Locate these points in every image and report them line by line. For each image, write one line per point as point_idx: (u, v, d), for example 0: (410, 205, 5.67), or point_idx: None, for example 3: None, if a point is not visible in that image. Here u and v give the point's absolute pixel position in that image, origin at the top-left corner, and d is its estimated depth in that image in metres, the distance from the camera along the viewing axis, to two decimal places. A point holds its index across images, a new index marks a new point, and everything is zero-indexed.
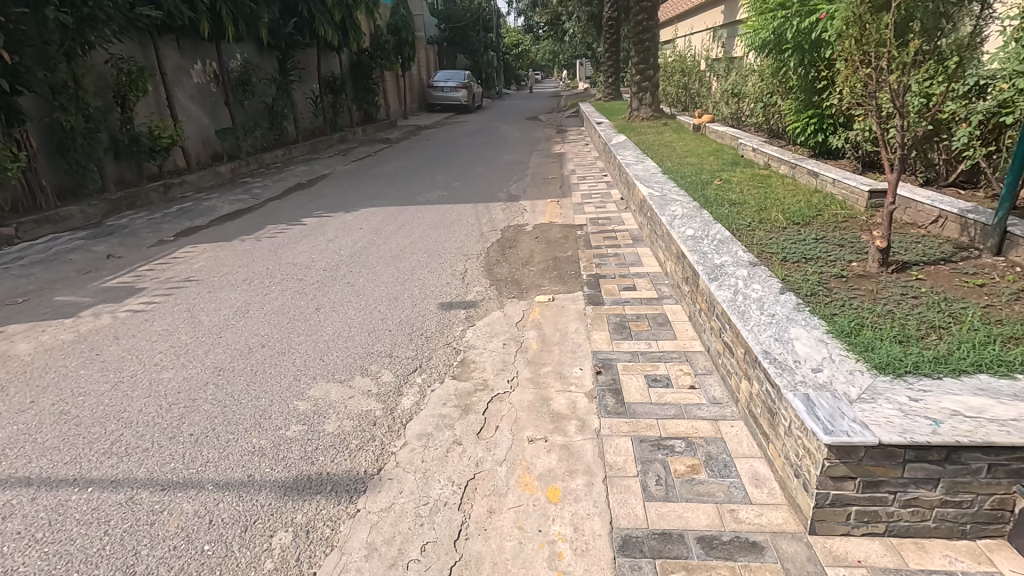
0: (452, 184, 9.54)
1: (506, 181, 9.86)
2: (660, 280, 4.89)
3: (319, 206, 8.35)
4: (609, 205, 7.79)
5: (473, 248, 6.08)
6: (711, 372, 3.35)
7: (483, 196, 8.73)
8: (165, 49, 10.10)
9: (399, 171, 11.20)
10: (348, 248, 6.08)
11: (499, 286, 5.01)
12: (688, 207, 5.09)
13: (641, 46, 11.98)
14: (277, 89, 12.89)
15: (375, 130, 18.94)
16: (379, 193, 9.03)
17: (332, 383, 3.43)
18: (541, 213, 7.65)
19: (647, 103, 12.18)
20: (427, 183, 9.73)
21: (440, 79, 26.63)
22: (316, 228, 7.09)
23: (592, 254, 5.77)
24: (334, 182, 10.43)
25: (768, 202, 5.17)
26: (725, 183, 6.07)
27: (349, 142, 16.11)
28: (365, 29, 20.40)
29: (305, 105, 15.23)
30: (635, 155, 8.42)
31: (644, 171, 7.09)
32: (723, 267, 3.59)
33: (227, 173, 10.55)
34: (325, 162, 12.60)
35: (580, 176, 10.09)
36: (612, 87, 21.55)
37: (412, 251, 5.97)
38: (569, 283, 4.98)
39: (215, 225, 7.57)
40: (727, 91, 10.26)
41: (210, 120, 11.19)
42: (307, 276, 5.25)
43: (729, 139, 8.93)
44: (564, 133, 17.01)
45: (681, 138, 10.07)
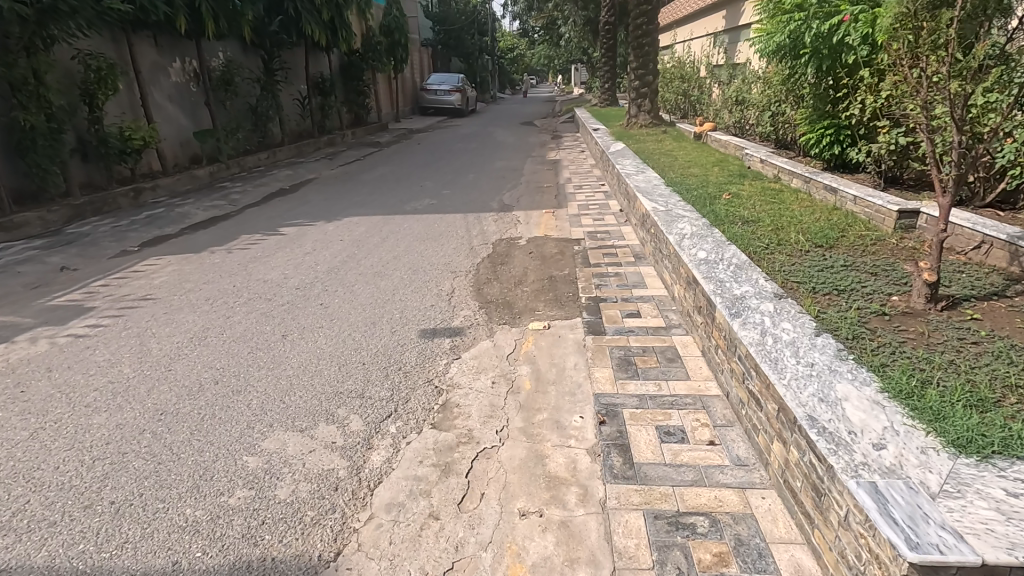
0: (442, 192, 9.06)
1: (499, 189, 9.39)
2: (667, 306, 4.42)
3: (300, 214, 7.84)
4: (607, 217, 7.34)
5: (462, 264, 5.61)
6: (732, 424, 2.89)
7: (474, 205, 8.26)
8: (140, 46, 9.58)
9: (387, 177, 10.70)
10: (326, 263, 5.59)
11: (489, 310, 4.53)
12: (697, 225, 4.65)
13: (640, 52, 11.57)
14: (262, 89, 12.38)
15: (366, 133, 18.44)
16: (364, 201, 8.53)
17: (291, 433, 2.93)
18: (535, 225, 7.18)
19: (645, 109, 11.76)
20: (415, 191, 9.24)
21: (434, 82, 26.16)
22: (294, 239, 6.58)
23: (591, 273, 5.31)
24: (318, 188, 9.91)
25: (784, 220, 4.73)
26: (734, 198, 5.63)
27: (337, 145, 15.61)
28: (356, 30, 19.91)
29: (292, 106, 14.72)
30: (635, 164, 7.98)
31: (646, 182, 6.64)
32: (745, 300, 3.14)
33: (205, 177, 10.02)
34: (310, 166, 12.09)
35: (576, 185, 9.66)
36: (608, 93, 21.18)
37: (395, 267, 5.49)
38: (567, 308, 4.51)
39: (186, 234, 7.06)
40: (730, 99, 9.86)
41: (189, 121, 10.67)
42: (277, 296, 4.76)
43: (733, 149, 8.50)
44: (559, 139, 16.59)
45: (681, 147, 9.65)
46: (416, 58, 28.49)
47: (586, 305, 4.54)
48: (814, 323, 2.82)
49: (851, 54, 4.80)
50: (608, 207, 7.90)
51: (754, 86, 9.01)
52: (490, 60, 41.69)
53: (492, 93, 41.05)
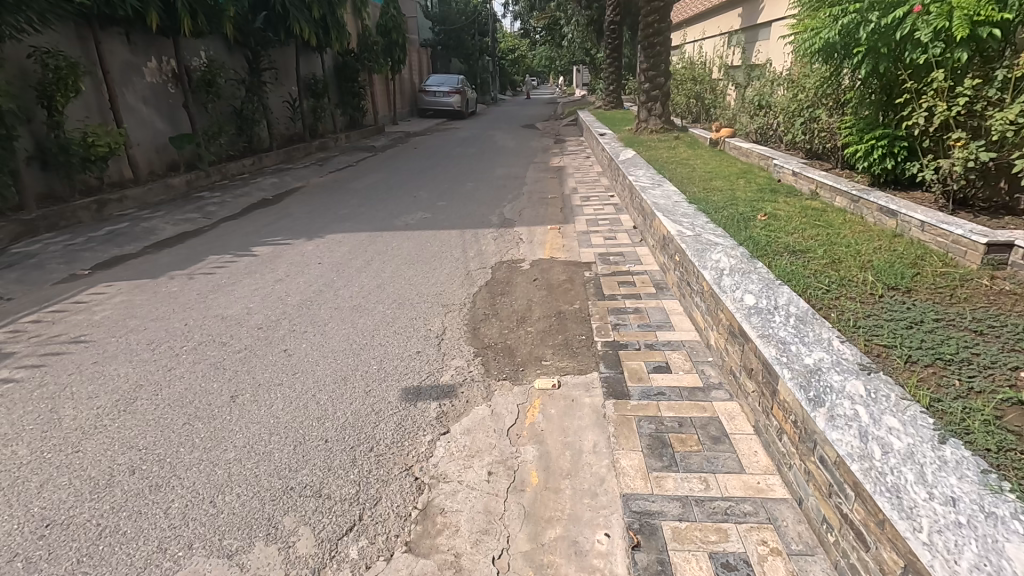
0: (437, 204, 8.30)
1: (499, 201, 8.63)
2: (702, 357, 3.65)
3: (279, 230, 7.08)
4: (619, 235, 6.58)
5: (455, 296, 4.84)
6: (813, 552, 2.13)
7: (472, 220, 7.49)
8: (110, 44, 8.85)
9: (378, 186, 9.94)
10: (298, 294, 4.83)
11: (487, 360, 3.77)
12: (737, 257, 3.89)
13: (651, 52, 10.80)
14: (247, 91, 11.63)
15: (360, 136, 17.70)
16: (351, 215, 7.77)
17: (214, 560, 2.18)
18: (539, 245, 6.40)
19: (656, 113, 10.97)
20: (409, 202, 8.48)
21: (432, 83, 25.38)
22: (267, 261, 5.83)
23: (606, 308, 4.54)
24: (302, 198, 9.15)
25: (838, 251, 3.96)
26: (771, 219, 4.86)
27: (330, 149, 14.86)
28: (351, 29, 19.14)
29: (282, 108, 13.96)
30: (650, 175, 7.22)
31: (665, 197, 5.88)
32: (822, 374, 2.38)
33: (181, 186, 9.28)
34: (298, 174, 11.33)
35: (584, 196, 8.90)
36: (613, 96, 20.38)
37: (377, 300, 4.73)
38: (580, 357, 3.75)
39: (148, 253, 6.30)
40: (751, 104, 9.07)
41: (165, 125, 9.93)
42: (235, 338, 4.01)
43: (757, 158, 7.72)
44: (562, 144, 15.82)
45: (698, 155, 8.88)
46: (415, 59, 27.74)
47: (603, 354, 3.77)
48: (928, 418, 2.07)
49: (917, 52, 4.06)
50: (620, 223, 7.14)
51: (779, 90, 8.23)
52: (491, 61, 40.91)
53: (493, 95, 40.28)
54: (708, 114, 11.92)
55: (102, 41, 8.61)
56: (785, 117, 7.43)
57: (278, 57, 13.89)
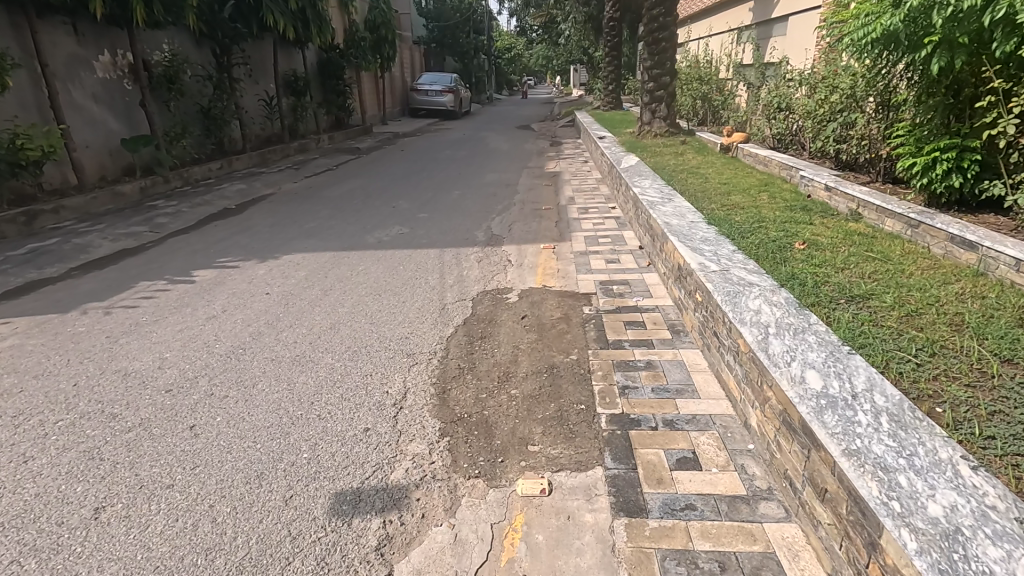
0: (416, 217, 7.39)
1: (488, 213, 7.73)
2: (740, 444, 2.74)
3: (232, 248, 6.16)
4: (623, 257, 5.69)
5: (424, 343, 3.93)
6: None
7: (455, 236, 6.59)
8: (52, 34, 7.92)
9: (355, 194, 9.01)
10: (230, 339, 3.93)
11: (455, 442, 2.87)
12: (782, 307, 3.00)
13: (656, 49, 9.86)
14: (215, 88, 10.68)
15: (346, 137, 16.75)
16: (319, 229, 6.86)
17: None
18: (531, 269, 5.49)
19: (661, 116, 10.03)
20: (386, 214, 7.57)
21: (425, 82, 24.43)
22: (205, 290, 4.91)
23: (611, 361, 3.63)
24: (269, 208, 8.22)
25: (911, 297, 3.08)
26: (813, 248, 3.97)
27: (310, 152, 13.91)
28: (336, 25, 18.16)
29: (258, 108, 13.01)
30: (657, 187, 6.34)
31: (679, 217, 5.00)
32: (969, 546, 1.49)
33: (133, 193, 8.34)
34: (269, 179, 10.38)
35: (582, 207, 8.01)
36: (612, 96, 19.45)
37: (326, 348, 3.82)
38: (577, 439, 2.86)
39: (70, 275, 5.38)
40: (767, 106, 8.17)
41: (119, 125, 8.98)
42: (130, 408, 3.10)
43: (778, 168, 6.82)
44: (558, 148, 14.88)
45: (710, 163, 7.98)
46: (407, 57, 26.77)
47: (608, 436, 2.87)
48: None
49: (1012, 41, 3.20)
50: (624, 241, 6.24)
51: (801, 91, 7.32)
52: (487, 60, 39.98)
53: (489, 94, 39.34)
54: (716, 116, 11.00)
55: (41, 32, 7.68)
56: (812, 121, 6.52)
57: (253, 52, 12.93)
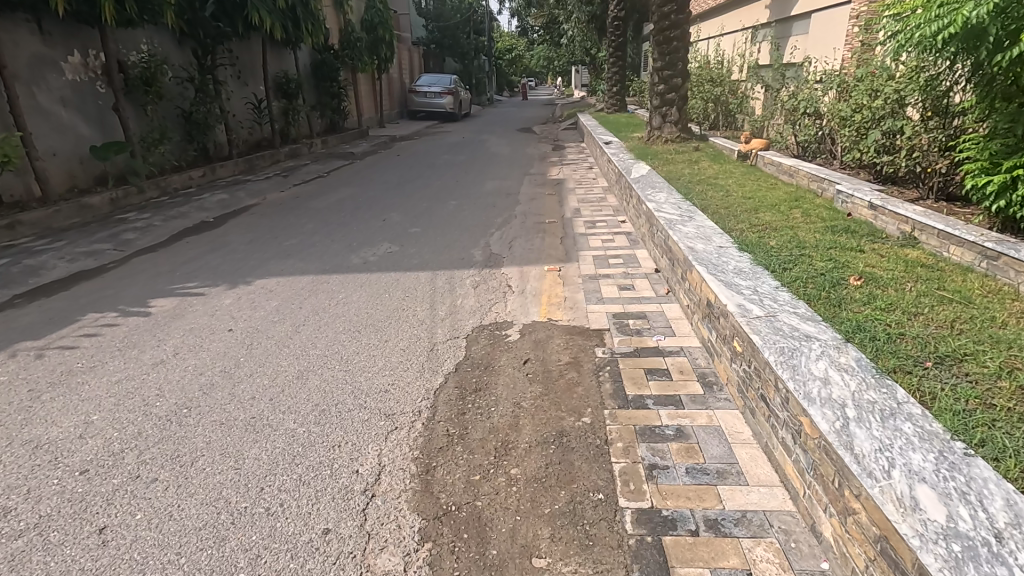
0: (409, 233, 6.77)
1: (486, 227, 7.09)
2: (810, 563, 2.11)
3: (200, 270, 5.51)
4: (638, 283, 5.05)
5: (405, 399, 3.30)
6: None
7: (450, 256, 5.95)
8: (13, 33, 7.30)
9: (345, 205, 8.39)
10: (174, 395, 3.29)
11: (438, 553, 2.23)
12: (855, 375, 2.37)
13: (667, 49, 9.18)
14: (198, 91, 10.06)
15: (340, 141, 16.13)
16: (300, 247, 6.23)
17: None
18: (535, 297, 4.85)
19: (672, 120, 9.36)
20: (375, 230, 6.94)
21: (423, 83, 23.79)
22: (160, 325, 4.28)
23: (634, 427, 2.99)
24: (249, 221, 7.60)
25: (1018, 359, 2.45)
26: (873, 284, 3.34)
27: (301, 157, 13.28)
28: (330, 24, 17.50)
29: (246, 111, 12.38)
30: (675, 202, 5.71)
31: (703, 240, 4.36)
32: None
33: (102, 205, 7.72)
34: (254, 187, 9.75)
35: (588, 221, 7.37)
36: (616, 98, 18.83)
37: (288, 407, 3.18)
38: (596, 550, 2.22)
39: (13, 303, 4.75)
40: (791, 110, 7.50)
41: (90, 131, 8.36)
42: (31, 498, 2.46)
43: (807, 180, 6.17)
44: (561, 152, 14.23)
45: (728, 172, 7.33)
46: (405, 57, 26.15)
47: (636, 545, 2.23)
48: None
49: None
50: (637, 263, 5.60)
51: (830, 94, 6.66)
52: (488, 61, 39.37)
53: (489, 95, 38.74)
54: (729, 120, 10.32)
55: None
56: (847, 129, 5.87)
57: (241, 53, 12.29)
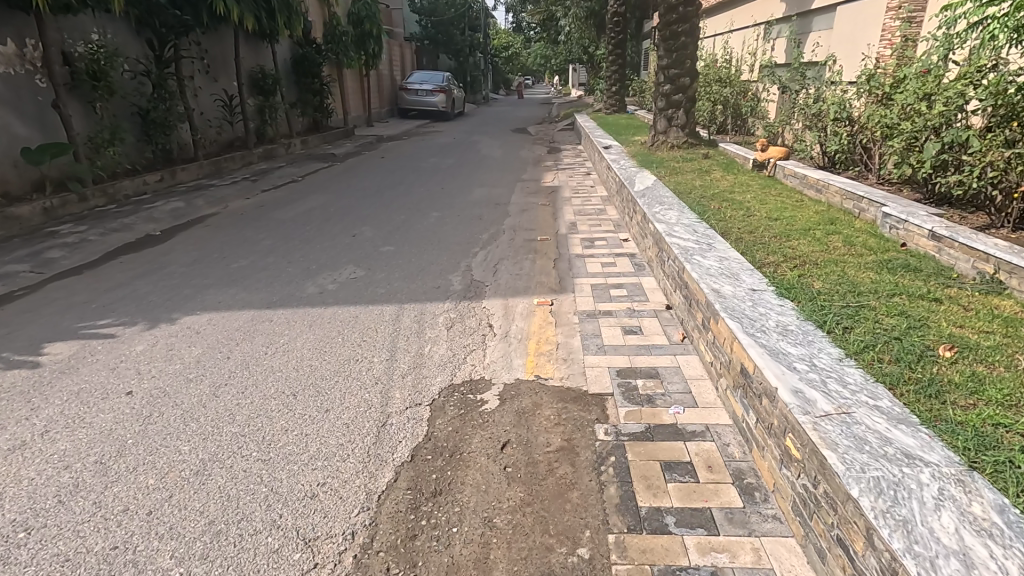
0: (379, 253, 5.88)
1: (469, 246, 6.20)
2: None
3: (121, 301, 4.61)
4: (646, 325, 4.17)
5: (335, 514, 2.41)
6: None
7: (423, 284, 5.07)
8: None
9: (312, 217, 7.47)
10: (15, 508, 2.39)
11: None
12: (1010, 550, 1.51)
13: (674, 45, 8.21)
14: (156, 87, 9.11)
15: (323, 141, 15.19)
16: (249, 271, 5.33)
17: None
18: (522, 344, 3.95)
19: (679, 124, 8.46)
20: (341, 249, 6.04)
21: (414, 81, 22.87)
22: (43, 383, 3.38)
23: (650, 569, 2.12)
24: (201, 236, 6.68)
25: None
26: (972, 358, 2.48)
27: (277, 159, 12.36)
28: (313, 17, 16.49)
29: (215, 109, 11.43)
30: (688, 224, 4.83)
31: (731, 280, 3.48)
32: None
33: (34, 216, 6.79)
34: (216, 194, 8.82)
35: (586, 239, 6.48)
36: (615, 98, 17.96)
37: (167, 531, 2.29)
38: None
39: None
40: (816, 115, 6.62)
41: (26, 131, 7.43)
42: None
43: (840, 197, 5.30)
44: (557, 156, 13.36)
45: (745, 184, 6.45)
46: (396, 53, 25.13)
47: None
48: None
49: None
50: (644, 297, 4.72)
51: (867, 97, 5.78)
52: (483, 58, 38.49)
53: (484, 92, 37.85)
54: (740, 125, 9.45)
55: None
56: (892, 141, 5.00)
57: (210, 45, 11.34)
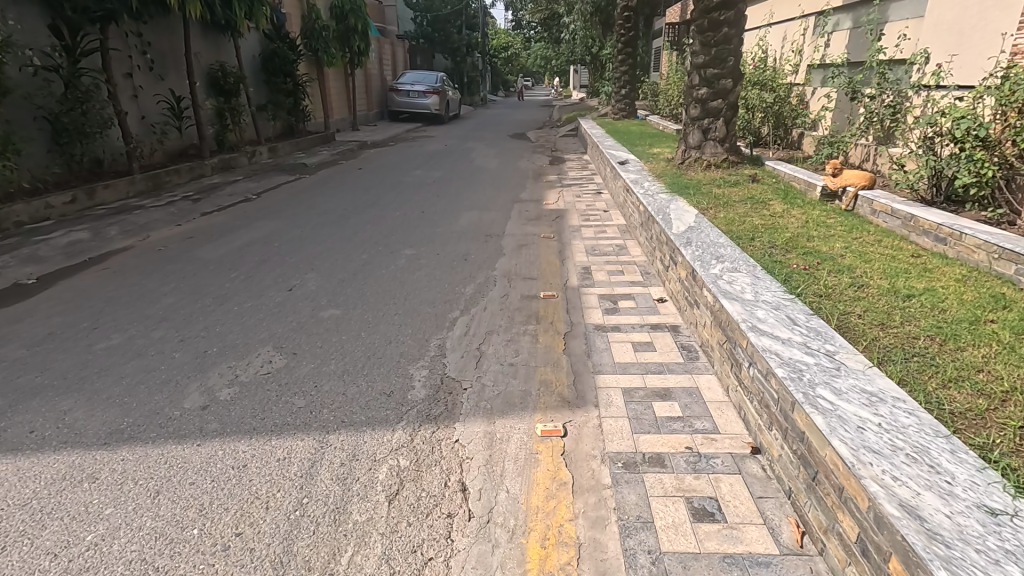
0: (316, 324, 4.16)
1: (445, 312, 4.47)
2: None
3: None
4: (728, 500, 2.44)
5: None
6: None
7: (367, 389, 3.34)
8: None
9: (247, 257, 5.74)
10: None
11: None
12: None
13: (714, 38, 6.47)
14: (68, 85, 7.38)
15: (296, 149, 13.47)
16: (116, 358, 3.61)
17: None
18: (515, 550, 2.24)
19: (717, 137, 6.76)
20: (266, 314, 4.32)
21: (405, 81, 21.18)
22: None
23: None
24: (85, 286, 4.94)
25: None
26: None
27: (235, 171, 10.64)
28: (289, 9, 14.77)
29: (159, 112, 9.71)
30: (774, 307, 3.09)
31: (929, 472, 1.79)
32: None
33: None
34: (139, 219, 7.08)
35: (606, 298, 4.76)
36: (623, 102, 16.31)
37: None
38: None
39: None
40: (923, 132, 4.88)
41: None
42: None
43: (990, 256, 3.60)
44: (562, 168, 11.68)
45: (822, 225, 4.75)
46: (387, 51, 23.40)
47: None
48: None
49: None
50: (710, 422, 3.00)
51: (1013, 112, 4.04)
52: (481, 58, 36.94)
53: (483, 94, 36.17)
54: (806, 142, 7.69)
55: None
56: None
57: (152, 37, 9.63)
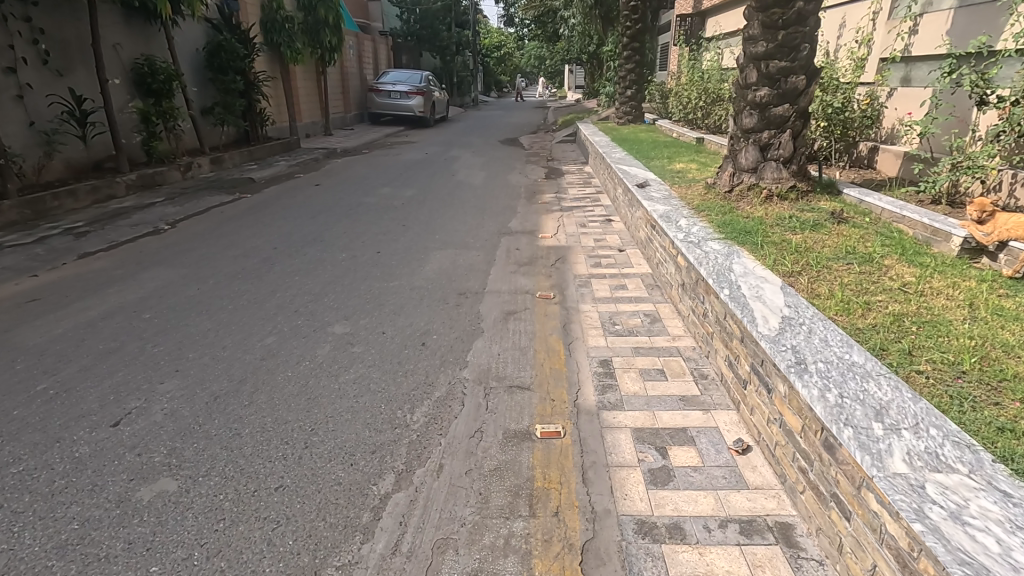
0: (117, 529, 2.23)
1: (367, 483, 2.54)
2: None
3: None
4: None
5: None
6: None
7: None
8: None
9: (90, 341, 3.79)
10: None
11: None
12: None
13: (784, 18, 4.58)
14: None
15: (248, 160, 11.48)
16: None
17: None
18: None
19: (780, 155, 4.87)
20: (42, 496, 2.39)
21: (386, 80, 19.22)
22: None
23: None
24: None
25: None
26: None
27: (159, 189, 8.67)
28: None
29: (57, 117, 7.74)
30: None
31: None
32: None
33: None
34: None
35: (644, 438, 2.83)
36: (629, 104, 14.44)
37: None
38: None
39: None
40: None
41: None
42: None
43: None
44: (563, 183, 9.80)
45: (1006, 315, 2.85)
46: (368, 48, 21.31)
47: None
48: None
49: None
50: None
51: None
52: (472, 57, 35.14)
53: (474, 94, 34.31)
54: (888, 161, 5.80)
55: None
56: None
57: (48, 23, 7.66)
